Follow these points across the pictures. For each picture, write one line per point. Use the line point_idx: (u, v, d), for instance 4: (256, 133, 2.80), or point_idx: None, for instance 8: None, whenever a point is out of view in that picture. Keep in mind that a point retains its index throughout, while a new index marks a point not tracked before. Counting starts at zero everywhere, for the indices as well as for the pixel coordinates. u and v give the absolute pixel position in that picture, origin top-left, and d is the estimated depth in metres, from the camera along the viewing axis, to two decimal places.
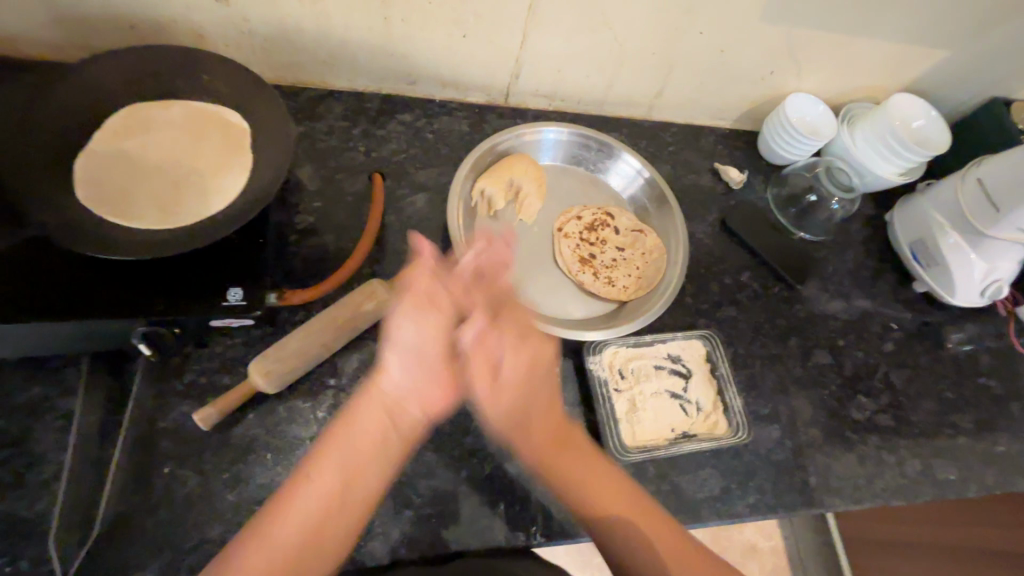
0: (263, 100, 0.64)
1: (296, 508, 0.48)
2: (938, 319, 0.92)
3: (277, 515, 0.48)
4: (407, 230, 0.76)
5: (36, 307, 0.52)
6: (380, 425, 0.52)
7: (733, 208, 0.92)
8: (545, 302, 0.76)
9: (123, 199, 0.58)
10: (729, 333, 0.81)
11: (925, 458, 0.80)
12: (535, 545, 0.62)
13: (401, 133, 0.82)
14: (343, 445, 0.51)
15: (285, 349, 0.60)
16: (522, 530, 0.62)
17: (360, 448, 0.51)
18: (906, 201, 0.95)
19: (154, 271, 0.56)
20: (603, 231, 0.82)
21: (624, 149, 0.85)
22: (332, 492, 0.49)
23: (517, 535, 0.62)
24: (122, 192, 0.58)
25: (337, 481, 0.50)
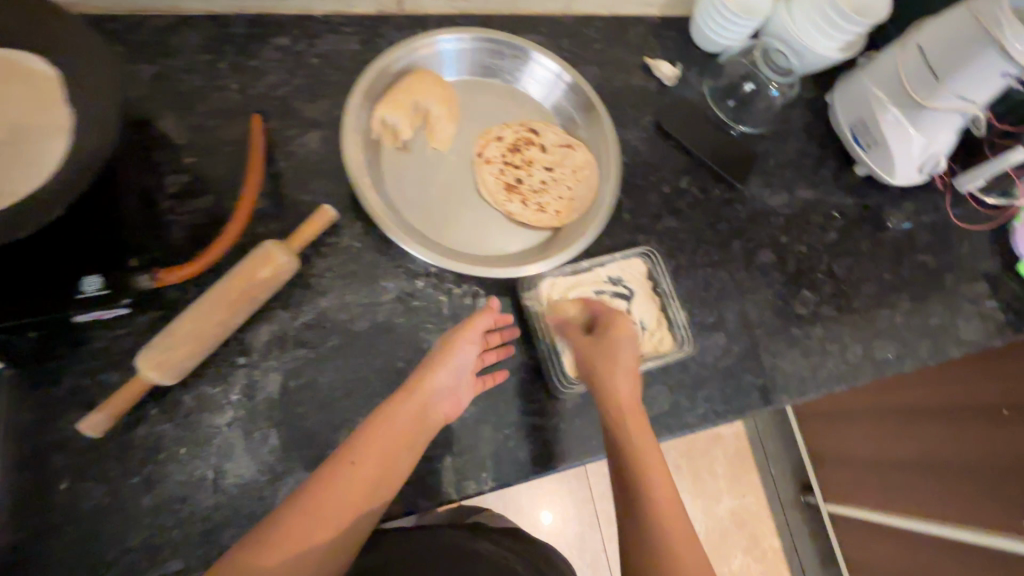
0: (74, 36, 0.50)
1: (341, 483, 0.51)
2: (877, 201, 0.91)
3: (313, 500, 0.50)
4: (304, 177, 0.66)
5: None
6: (412, 419, 0.56)
7: (669, 107, 0.85)
8: (470, 239, 0.69)
9: None
10: (670, 245, 0.77)
11: (867, 341, 0.81)
12: (483, 492, 0.61)
13: (279, 61, 0.70)
14: (390, 434, 0.54)
15: (173, 334, 0.52)
16: (471, 480, 0.60)
17: (394, 446, 0.54)
18: (846, 79, 0.89)
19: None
20: (528, 150, 0.74)
21: (534, 48, 0.74)
22: (360, 479, 0.52)
23: (467, 485, 0.60)
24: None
25: (376, 462, 0.53)
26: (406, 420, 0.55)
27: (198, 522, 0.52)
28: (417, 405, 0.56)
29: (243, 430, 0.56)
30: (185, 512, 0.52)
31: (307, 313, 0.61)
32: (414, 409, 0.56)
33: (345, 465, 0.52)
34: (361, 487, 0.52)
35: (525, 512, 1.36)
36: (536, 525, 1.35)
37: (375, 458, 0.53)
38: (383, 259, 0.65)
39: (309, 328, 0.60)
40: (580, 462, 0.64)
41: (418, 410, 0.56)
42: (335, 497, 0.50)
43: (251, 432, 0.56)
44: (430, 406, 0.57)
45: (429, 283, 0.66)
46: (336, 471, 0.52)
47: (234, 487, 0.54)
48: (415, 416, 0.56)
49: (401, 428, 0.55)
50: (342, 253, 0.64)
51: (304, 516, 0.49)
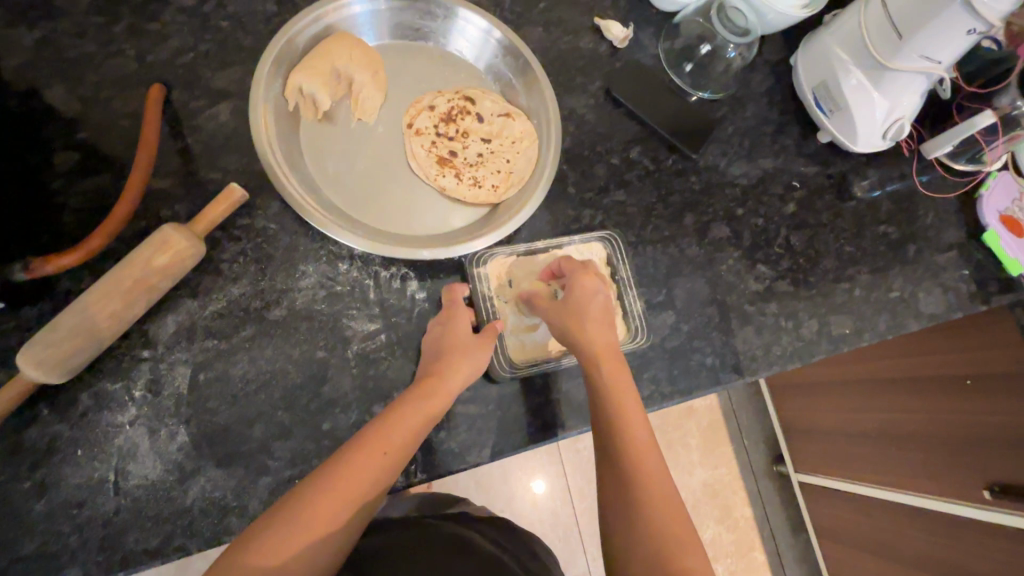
0: None
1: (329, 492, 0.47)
2: (839, 169, 0.87)
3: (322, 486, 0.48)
4: (211, 154, 0.61)
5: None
6: (410, 430, 0.52)
7: (619, 71, 0.79)
8: (399, 217, 0.64)
9: None
10: (618, 220, 0.73)
11: (823, 317, 0.78)
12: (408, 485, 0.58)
13: (183, 25, 0.64)
14: (386, 440, 0.51)
15: (56, 329, 0.48)
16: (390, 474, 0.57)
17: (386, 454, 0.50)
18: (809, 39, 0.84)
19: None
20: (463, 121, 0.69)
21: (461, 4, 0.67)
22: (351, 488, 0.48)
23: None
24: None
25: (402, 443, 0.51)
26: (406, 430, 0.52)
27: (97, 526, 0.49)
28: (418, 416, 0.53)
29: (147, 428, 0.52)
30: (83, 517, 0.49)
31: (218, 302, 0.57)
32: (413, 415, 0.53)
33: (343, 466, 0.49)
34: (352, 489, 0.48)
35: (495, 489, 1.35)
36: (507, 501, 1.35)
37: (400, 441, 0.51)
38: (302, 240, 0.61)
39: (220, 318, 0.56)
40: (516, 450, 0.61)
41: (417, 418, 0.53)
42: (323, 504, 0.47)
43: (156, 429, 0.52)
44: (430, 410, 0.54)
45: (353, 266, 0.62)
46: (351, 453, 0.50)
47: (139, 488, 0.51)
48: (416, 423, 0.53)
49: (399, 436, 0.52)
50: (257, 235, 0.60)
51: (321, 503, 0.47)
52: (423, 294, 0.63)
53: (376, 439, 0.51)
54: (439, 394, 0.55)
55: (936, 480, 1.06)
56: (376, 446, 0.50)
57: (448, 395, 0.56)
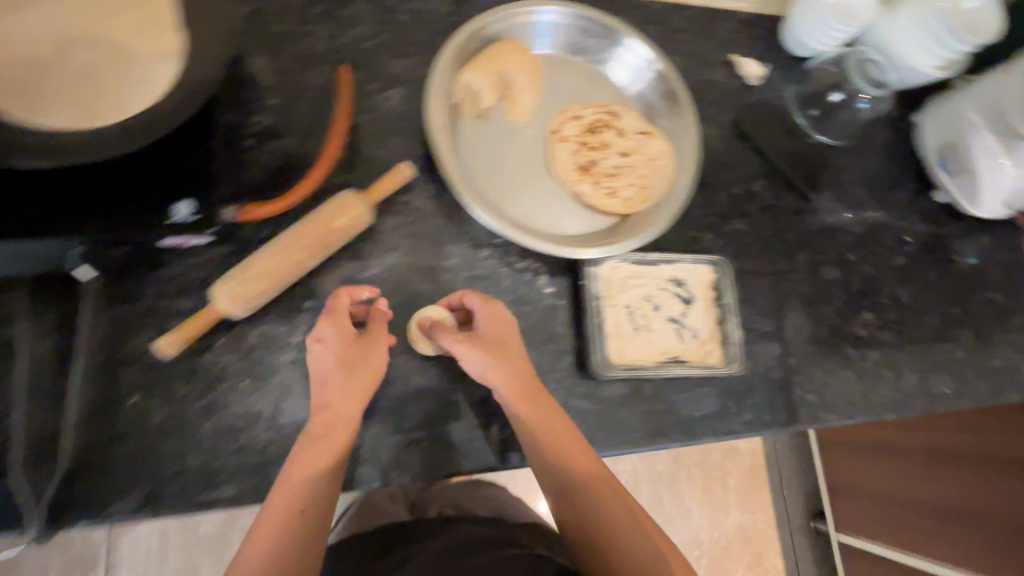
0: None
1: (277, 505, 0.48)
2: (951, 231, 0.88)
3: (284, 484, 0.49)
4: (381, 133, 0.66)
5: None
6: (333, 447, 0.51)
7: (748, 107, 0.82)
8: (536, 214, 0.68)
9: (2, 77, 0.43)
10: (736, 248, 0.76)
11: (922, 373, 0.79)
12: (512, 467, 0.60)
13: (369, 13, 0.69)
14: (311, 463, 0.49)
15: (249, 269, 0.54)
16: (499, 453, 0.60)
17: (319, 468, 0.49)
18: (940, 101, 0.85)
19: (74, 190, 0.47)
20: (605, 133, 0.73)
21: (629, 33, 0.72)
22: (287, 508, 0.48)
23: (495, 457, 0.60)
24: (23, 73, 0.43)
25: (339, 448, 0.51)
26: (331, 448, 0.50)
27: (252, 453, 0.54)
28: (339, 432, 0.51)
29: (302, 372, 0.57)
30: (240, 442, 0.54)
31: (374, 268, 0.61)
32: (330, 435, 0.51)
33: (304, 486, 0.48)
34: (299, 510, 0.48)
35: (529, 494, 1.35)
36: None
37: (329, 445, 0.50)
38: (450, 223, 0.65)
39: (373, 283, 0.61)
40: (618, 449, 0.64)
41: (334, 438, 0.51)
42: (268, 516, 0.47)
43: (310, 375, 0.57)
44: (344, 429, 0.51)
45: (492, 254, 0.66)
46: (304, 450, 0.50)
47: (290, 426, 0.55)
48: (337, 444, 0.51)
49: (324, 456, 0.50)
50: (413, 214, 0.65)
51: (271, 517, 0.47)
52: (551, 289, 0.67)
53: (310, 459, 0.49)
54: (362, 392, 0.53)
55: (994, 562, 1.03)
56: (309, 464, 0.49)
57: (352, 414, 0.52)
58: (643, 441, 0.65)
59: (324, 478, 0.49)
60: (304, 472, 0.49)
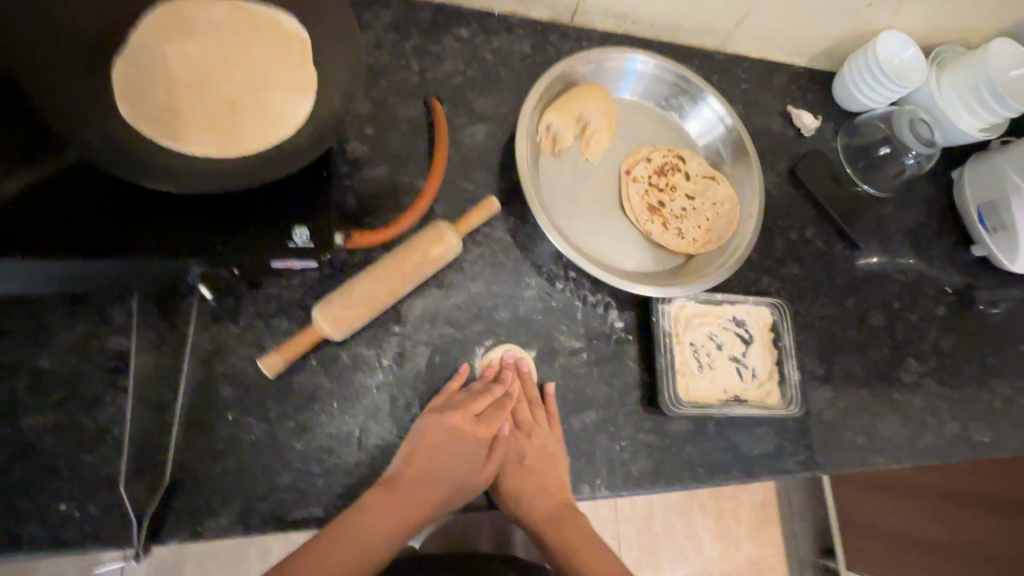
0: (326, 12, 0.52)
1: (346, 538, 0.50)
2: (988, 283, 0.91)
3: (354, 525, 0.50)
4: (466, 165, 0.69)
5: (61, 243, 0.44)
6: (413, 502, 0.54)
7: (804, 156, 0.86)
8: (608, 250, 0.71)
9: (158, 109, 0.46)
10: (791, 292, 0.79)
11: (963, 421, 0.81)
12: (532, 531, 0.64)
13: (457, 51, 0.73)
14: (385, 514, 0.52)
15: (349, 294, 0.55)
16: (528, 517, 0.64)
17: (388, 522, 0.52)
18: (979, 160, 0.90)
19: (200, 212, 0.48)
20: (673, 176, 0.76)
21: (706, 88, 0.77)
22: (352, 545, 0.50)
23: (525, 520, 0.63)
24: (175, 102, 0.47)
25: (414, 509, 0.54)
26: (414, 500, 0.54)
27: (342, 474, 0.55)
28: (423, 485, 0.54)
29: (390, 395, 0.58)
30: (330, 463, 0.55)
31: (457, 296, 0.63)
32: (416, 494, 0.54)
33: (366, 527, 0.51)
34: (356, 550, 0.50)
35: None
36: None
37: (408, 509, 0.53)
38: (529, 255, 0.68)
39: (457, 309, 0.63)
40: (682, 485, 0.66)
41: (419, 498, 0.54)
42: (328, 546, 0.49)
43: (397, 398, 0.58)
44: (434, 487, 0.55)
45: (567, 287, 0.68)
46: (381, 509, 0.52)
47: (376, 448, 0.57)
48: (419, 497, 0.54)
49: (397, 510, 0.53)
50: (494, 244, 0.67)
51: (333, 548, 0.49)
52: (620, 323, 0.69)
53: (387, 511, 0.52)
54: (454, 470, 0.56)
55: None
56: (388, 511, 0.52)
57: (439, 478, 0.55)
58: (706, 478, 0.67)
59: (395, 529, 0.52)
60: (383, 514, 0.52)
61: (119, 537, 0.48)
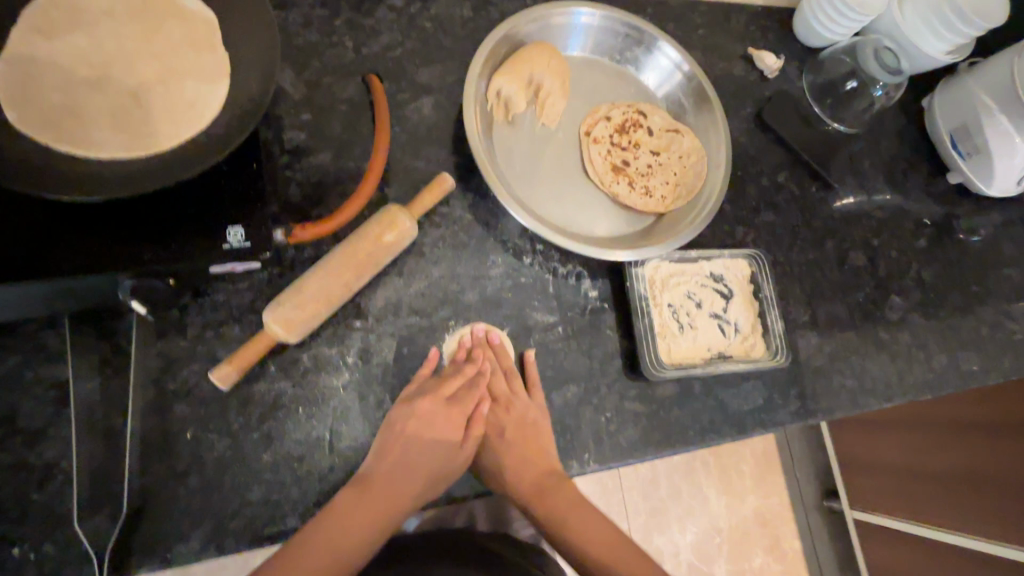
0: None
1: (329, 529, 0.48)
2: (966, 210, 0.90)
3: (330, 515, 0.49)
4: (416, 144, 0.65)
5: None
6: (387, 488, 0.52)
7: (769, 98, 0.83)
8: (574, 217, 0.68)
9: (51, 110, 0.42)
10: (768, 240, 0.76)
11: (951, 352, 0.80)
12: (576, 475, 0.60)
13: (393, 22, 0.68)
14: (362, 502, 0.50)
15: (300, 292, 0.52)
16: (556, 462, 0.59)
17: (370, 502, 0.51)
18: (948, 83, 0.87)
19: (119, 222, 0.45)
20: (636, 133, 0.73)
21: (660, 36, 0.73)
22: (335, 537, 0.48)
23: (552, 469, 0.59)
24: (70, 100, 0.43)
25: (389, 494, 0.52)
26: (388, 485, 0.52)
27: (315, 481, 0.52)
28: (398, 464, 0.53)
29: (358, 393, 0.55)
30: (302, 471, 0.52)
31: (420, 282, 0.60)
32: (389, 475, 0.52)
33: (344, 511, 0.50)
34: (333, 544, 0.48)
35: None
36: None
37: (376, 505, 0.51)
38: (492, 231, 0.65)
39: (421, 296, 0.60)
40: (673, 451, 0.64)
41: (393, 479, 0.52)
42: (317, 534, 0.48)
43: (366, 395, 0.55)
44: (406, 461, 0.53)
45: (535, 260, 0.65)
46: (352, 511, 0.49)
47: (350, 450, 0.54)
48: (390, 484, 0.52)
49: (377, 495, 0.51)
50: (454, 224, 0.63)
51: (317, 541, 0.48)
52: (595, 292, 0.66)
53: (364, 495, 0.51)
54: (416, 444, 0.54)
55: (1004, 526, 1.07)
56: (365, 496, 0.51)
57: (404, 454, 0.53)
58: (697, 440, 0.65)
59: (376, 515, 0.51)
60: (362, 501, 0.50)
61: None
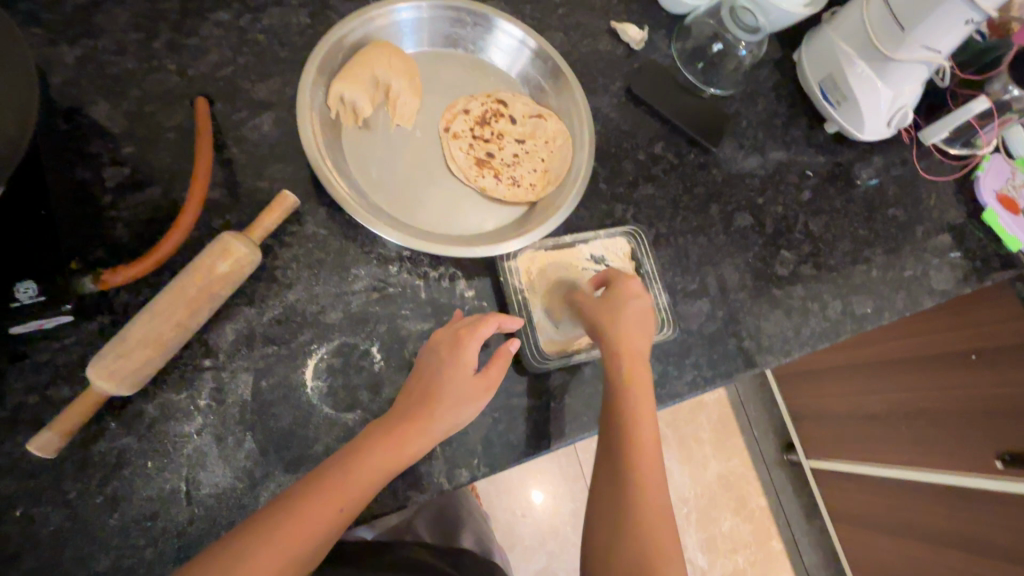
0: None
1: (359, 463, 0.48)
2: (848, 157, 0.91)
3: (362, 454, 0.49)
4: (256, 164, 0.61)
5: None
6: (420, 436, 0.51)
7: (637, 71, 0.83)
8: (440, 218, 0.66)
9: None
10: (649, 213, 0.76)
11: (846, 298, 0.81)
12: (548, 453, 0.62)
13: (220, 38, 0.64)
14: (395, 444, 0.50)
15: (125, 341, 0.48)
16: (443, 474, 0.58)
17: (395, 445, 0.50)
18: (812, 35, 0.88)
19: None
20: (497, 123, 0.71)
21: (504, 20, 0.71)
22: (364, 473, 0.48)
23: (439, 481, 0.57)
24: None
25: (424, 440, 0.51)
26: (424, 434, 0.51)
27: (172, 537, 0.48)
28: (441, 417, 0.52)
29: (214, 436, 0.52)
30: (157, 529, 0.49)
31: (275, 308, 0.57)
32: (424, 424, 0.51)
33: (372, 452, 0.49)
34: (360, 479, 0.48)
35: (488, 492, 1.29)
36: (509, 511, 1.29)
37: (404, 446, 0.50)
38: (352, 244, 0.62)
39: (277, 323, 0.57)
40: (570, 441, 0.63)
41: (428, 424, 0.51)
42: (346, 468, 0.48)
43: (223, 437, 0.52)
44: (449, 410, 0.52)
45: (403, 268, 0.63)
46: (372, 444, 0.49)
47: (210, 497, 0.50)
48: (425, 432, 0.51)
49: (408, 441, 0.50)
50: (308, 242, 0.60)
51: (347, 473, 0.48)
52: (471, 291, 0.64)
53: (392, 441, 0.50)
54: (455, 393, 0.53)
55: (936, 455, 1.10)
56: (397, 437, 0.50)
57: (443, 405, 0.53)
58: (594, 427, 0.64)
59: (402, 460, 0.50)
60: (391, 442, 0.50)
61: None
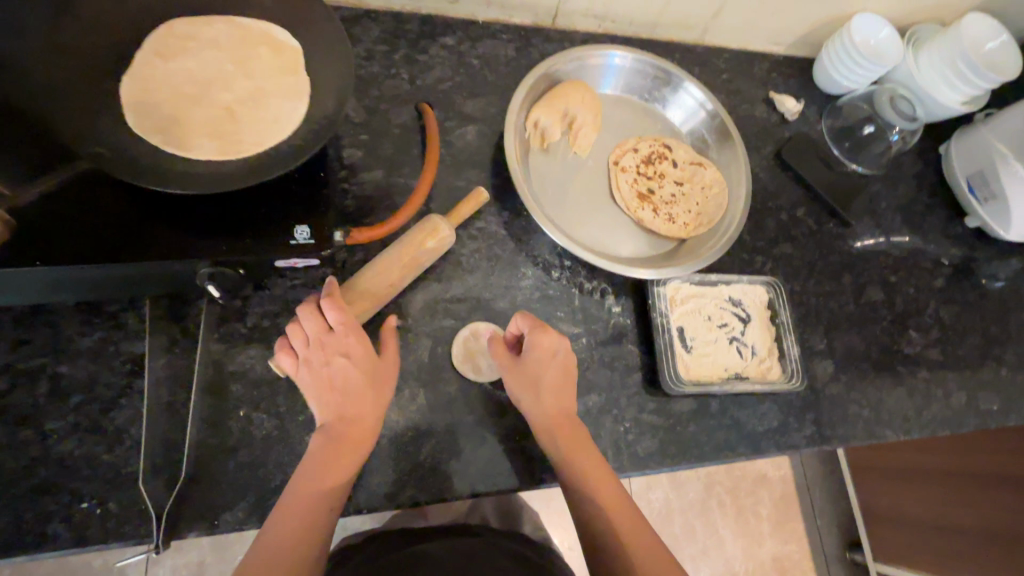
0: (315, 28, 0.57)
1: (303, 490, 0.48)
2: (985, 254, 0.92)
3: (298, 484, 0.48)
4: (457, 165, 0.71)
5: (70, 247, 0.45)
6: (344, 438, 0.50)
7: (789, 139, 0.88)
8: (600, 238, 0.73)
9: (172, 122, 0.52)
10: (785, 271, 0.80)
11: (970, 391, 0.81)
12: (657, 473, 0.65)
13: (444, 59, 0.76)
14: (326, 459, 0.49)
15: (352, 289, 0.57)
16: None
17: (329, 460, 0.49)
18: (965, 132, 0.91)
19: (205, 215, 0.50)
20: (661, 164, 0.78)
21: (687, 79, 0.79)
22: (311, 495, 0.48)
23: None
24: (179, 114, 0.52)
25: (359, 440, 0.51)
26: (349, 436, 0.51)
27: None
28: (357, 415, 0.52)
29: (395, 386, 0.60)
30: None
31: (456, 289, 0.66)
32: (347, 431, 0.51)
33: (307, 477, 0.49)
34: (309, 500, 0.48)
35: None
36: None
37: (342, 454, 0.50)
38: (524, 247, 0.70)
39: (457, 301, 0.65)
40: (688, 464, 0.66)
41: (349, 430, 0.51)
42: (299, 496, 0.48)
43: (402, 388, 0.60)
44: (363, 414, 0.52)
45: (563, 276, 0.70)
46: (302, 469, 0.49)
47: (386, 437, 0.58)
48: (349, 436, 0.51)
49: (335, 455, 0.50)
50: (490, 238, 0.69)
51: (298, 505, 0.47)
52: (618, 308, 0.70)
53: (318, 460, 0.49)
54: (361, 390, 0.52)
55: None
56: (329, 451, 0.50)
57: (355, 409, 0.52)
58: (711, 457, 0.67)
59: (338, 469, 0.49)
60: (323, 456, 0.49)
61: (139, 532, 0.50)
